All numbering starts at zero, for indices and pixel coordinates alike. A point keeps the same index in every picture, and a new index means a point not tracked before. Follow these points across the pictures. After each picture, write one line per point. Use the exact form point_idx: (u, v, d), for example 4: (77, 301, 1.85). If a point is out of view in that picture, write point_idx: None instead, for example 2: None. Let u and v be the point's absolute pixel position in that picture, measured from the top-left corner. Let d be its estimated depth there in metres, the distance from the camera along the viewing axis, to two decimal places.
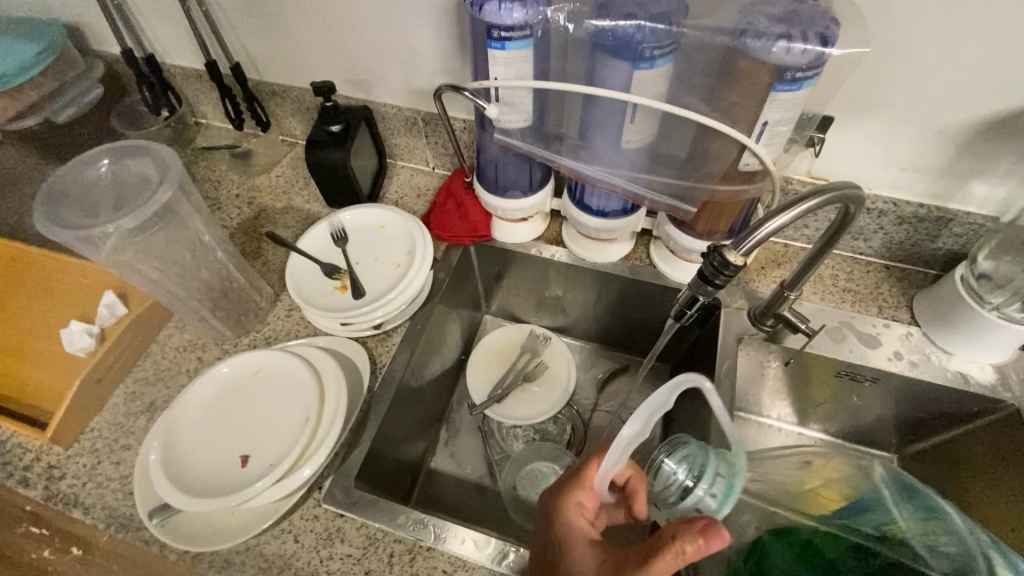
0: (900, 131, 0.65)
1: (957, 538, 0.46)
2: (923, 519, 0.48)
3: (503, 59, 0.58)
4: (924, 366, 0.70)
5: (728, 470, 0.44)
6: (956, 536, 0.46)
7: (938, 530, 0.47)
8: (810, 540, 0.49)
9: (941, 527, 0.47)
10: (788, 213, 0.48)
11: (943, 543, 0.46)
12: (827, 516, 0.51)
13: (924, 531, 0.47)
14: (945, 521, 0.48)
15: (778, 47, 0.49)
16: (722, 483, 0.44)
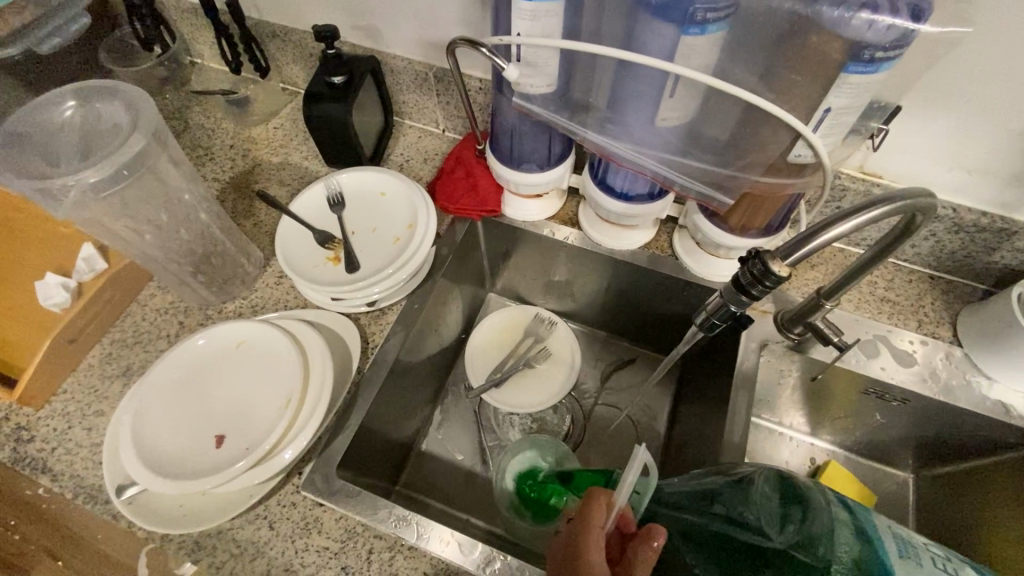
0: (976, 129, 0.57)
1: (816, 511, 0.42)
2: (790, 492, 0.44)
3: (528, 12, 0.50)
4: (962, 392, 0.64)
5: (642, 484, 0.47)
6: (815, 507, 0.42)
7: (800, 501, 0.43)
8: (686, 512, 0.46)
9: (807, 501, 0.43)
10: (851, 219, 0.42)
11: (802, 510, 0.42)
12: (707, 487, 0.48)
13: (786, 500, 0.44)
14: (813, 496, 0.44)
15: (859, 18, 0.41)
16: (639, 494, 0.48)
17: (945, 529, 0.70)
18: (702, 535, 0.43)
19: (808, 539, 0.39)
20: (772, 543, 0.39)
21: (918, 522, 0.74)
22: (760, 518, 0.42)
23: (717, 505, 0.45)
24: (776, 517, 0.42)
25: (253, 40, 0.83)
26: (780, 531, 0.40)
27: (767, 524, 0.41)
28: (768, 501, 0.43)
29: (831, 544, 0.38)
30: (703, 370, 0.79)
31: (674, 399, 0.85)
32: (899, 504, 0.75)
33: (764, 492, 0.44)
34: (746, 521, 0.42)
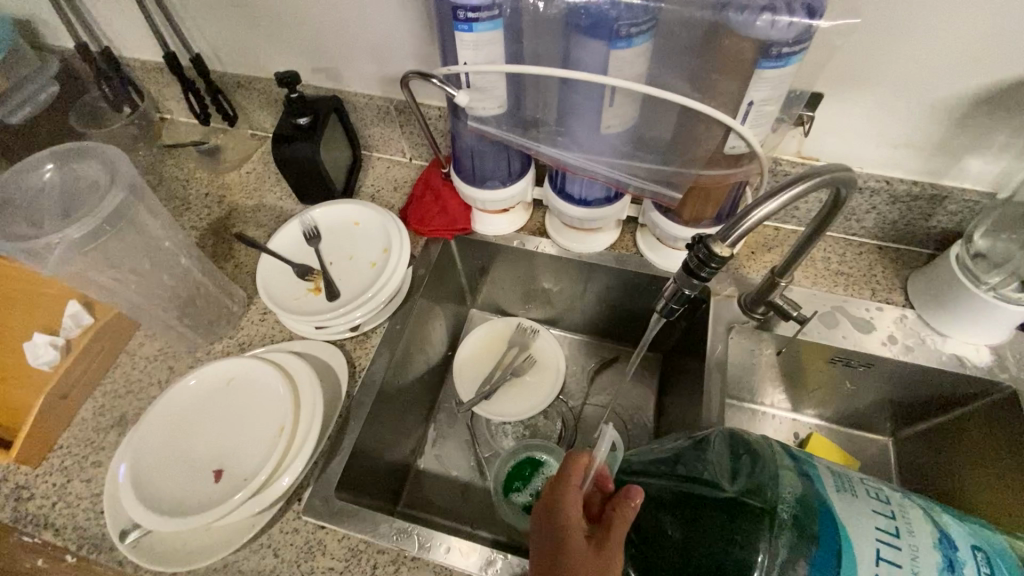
0: (893, 107, 0.62)
1: (762, 457, 0.45)
2: (742, 444, 0.47)
3: (471, 42, 0.54)
4: (919, 350, 0.68)
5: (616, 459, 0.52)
6: (762, 455, 0.46)
7: (750, 451, 0.46)
8: (652, 476, 0.49)
9: (756, 453, 0.46)
10: (774, 198, 0.46)
11: (751, 460, 0.45)
12: (673, 452, 0.51)
13: (738, 451, 0.47)
14: (762, 445, 0.47)
15: (762, 21, 0.46)
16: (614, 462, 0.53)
17: (927, 485, 0.73)
18: (665, 496, 0.45)
19: (757, 486, 0.43)
20: (724, 496, 0.42)
21: (903, 484, 0.77)
22: (713, 473, 0.45)
23: (681, 467, 0.47)
24: (728, 469, 0.45)
25: (219, 91, 0.87)
26: (732, 481, 0.44)
27: (720, 478, 0.44)
28: (722, 457, 0.47)
29: (777, 486, 0.42)
30: (682, 359, 0.83)
31: (659, 391, 0.88)
32: (883, 467, 0.79)
33: (717, 451, 0.47)
34: (703, 479, 0.45)
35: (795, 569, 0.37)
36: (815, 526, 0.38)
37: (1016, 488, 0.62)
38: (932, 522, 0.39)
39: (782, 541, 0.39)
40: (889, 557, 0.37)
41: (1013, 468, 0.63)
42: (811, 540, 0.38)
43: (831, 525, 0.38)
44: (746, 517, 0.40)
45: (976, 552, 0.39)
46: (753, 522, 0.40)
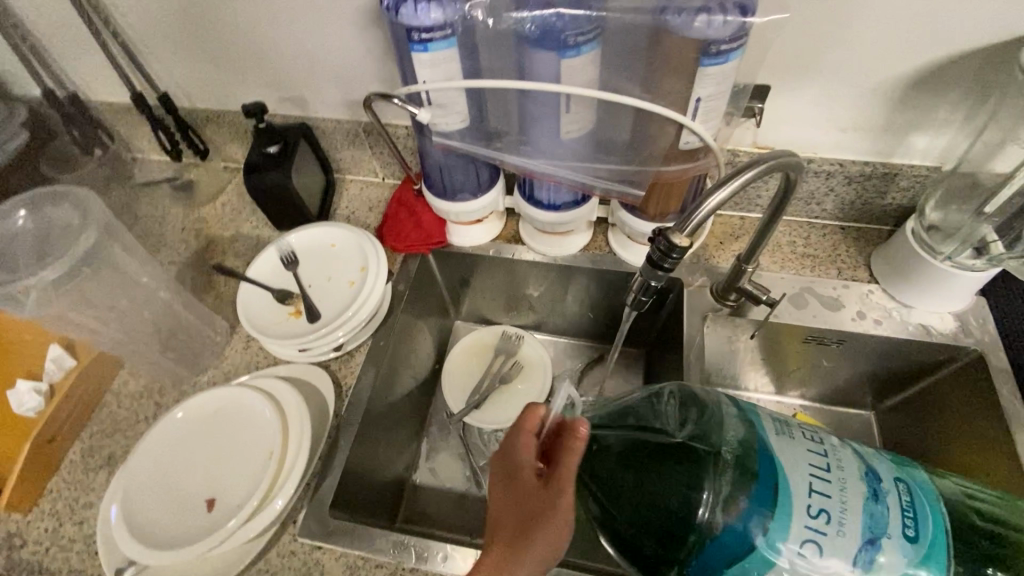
0: (837, 93, 0.65)
1: (709, 406, 0.47)
2: (691, 395, 0.49)
3: (428, 61, 0.55)
4: (887, 322, 0.71)
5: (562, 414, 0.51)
6: (709, 405, 0.47)
7: (698, 403, 0.48)
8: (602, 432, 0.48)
9: (704, 402, 0.47)
10: (725, 189, 0.48)
11: (699, 409, 0.47)
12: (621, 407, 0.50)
13: (687, 402, 0.48)
14: (711, 395, 0.48)
15: (699, 21, 0.49)
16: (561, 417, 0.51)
17: (912, 453, 0.75)
18: (616, 449, 0.46)
19: (704, 432, 0.44)
20: (674, 441, 0.44)
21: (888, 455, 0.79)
22: (664, 421, 0.47)
23: (630, 418, 0.48)
24: (677, 418, 0.47)
25: (188, 127, 0.88)
26: (681, 428, 0.45)
27: (670, 426, 0.46)
28: (672, 409, 0.48)
29: (722, 431, 0.43)
30: (664, 352, 0.84)
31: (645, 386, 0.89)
32: (869, 441, 0.81)
33: (668, 402, 0.49)
34: (652, 427, 0.46)
35: (735, 505, 0.39)
36: (754, 464, 0.40)
37: (992, 446, 0.64)
38: (860, 459, 0.42)
39: (725, 480, 0.40)
40: (822, 490, 0.39)
41: (986, 428, 0.66)
42: (751, 478, 0.40)
43: (770, 464, 0.40)
44: (694, 461, 0.42)
45: (898, 483, 0.41)
46: (700, 464, 0.42)
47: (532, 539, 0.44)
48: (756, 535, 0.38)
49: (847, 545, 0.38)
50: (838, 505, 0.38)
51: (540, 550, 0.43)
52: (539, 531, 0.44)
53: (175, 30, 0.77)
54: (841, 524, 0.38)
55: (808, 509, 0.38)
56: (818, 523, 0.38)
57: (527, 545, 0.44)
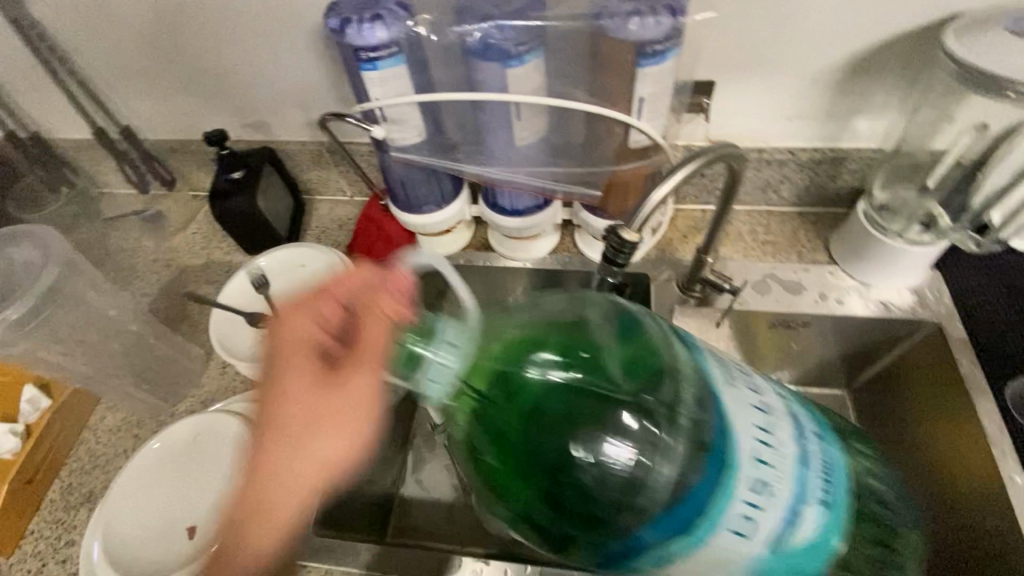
0: (779, 84, 0.67)
1: (654, 345, 0.43)
2: (628, 324, 0.44)
3: (377, 80, 0.57)
4: (848, 302, 0.73)
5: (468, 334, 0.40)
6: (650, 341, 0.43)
7: (636, 335, 0.44)
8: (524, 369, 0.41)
9: (646, 338, 0.43)
10: (669, 181, 0.49)
11: (647, 350, 0.43)
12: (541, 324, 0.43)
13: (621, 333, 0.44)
14: (652, 330, 0.44)
15: (632, 24, 0.51)
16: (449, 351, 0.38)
17: (886, 428, 0.77)
18: (551, 404, 0.41)
19: (653, 380, 0.41)
20: (620, 393, 0.41)
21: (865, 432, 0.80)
22: (607, 364, 0.42)
23: (558, 347, 0.42)
24: (622, 361, 0.42)
25: (153, 159, 0.89)
26: (625, 376, 0.42)
27: (614, 371, 0.42)
28: (612, 346, 0.43)
29: (676, 386, 0.41)
30: None
31: None
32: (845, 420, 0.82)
33: (606, 331, 0.44)
34: (592, 371, 0.41)
35: (688, 477, 0.38)
36: (711, 434, 0.38)
37: (955, 413, 0.67)
38: (791, 414, 0.42)
39: (674, 448, 0.39)
40: (767, 455, 0.38)
41: (949, 396, 0.68)
42: (703, 447, 0.38)
43: (722, 427, 0.38)
44: (643, 418, 0.41)
45: (817, 437, 0.43)
46: (649, 432, 0.40)
47: (343, 398, 0.48)
48: (701, 507, 0.37)
49: (779, 512, 0.37)
50: (778, 472, 0.37)
51: (352, 406, 0.48)
52: (360, 388, 0.48)
53: (134, 65, 0.79)
54: (778, 491, 0.37)
55: (753, 480, 0.37)
56: (759, 494, 0.37)
57: (342, 406, 0.48)
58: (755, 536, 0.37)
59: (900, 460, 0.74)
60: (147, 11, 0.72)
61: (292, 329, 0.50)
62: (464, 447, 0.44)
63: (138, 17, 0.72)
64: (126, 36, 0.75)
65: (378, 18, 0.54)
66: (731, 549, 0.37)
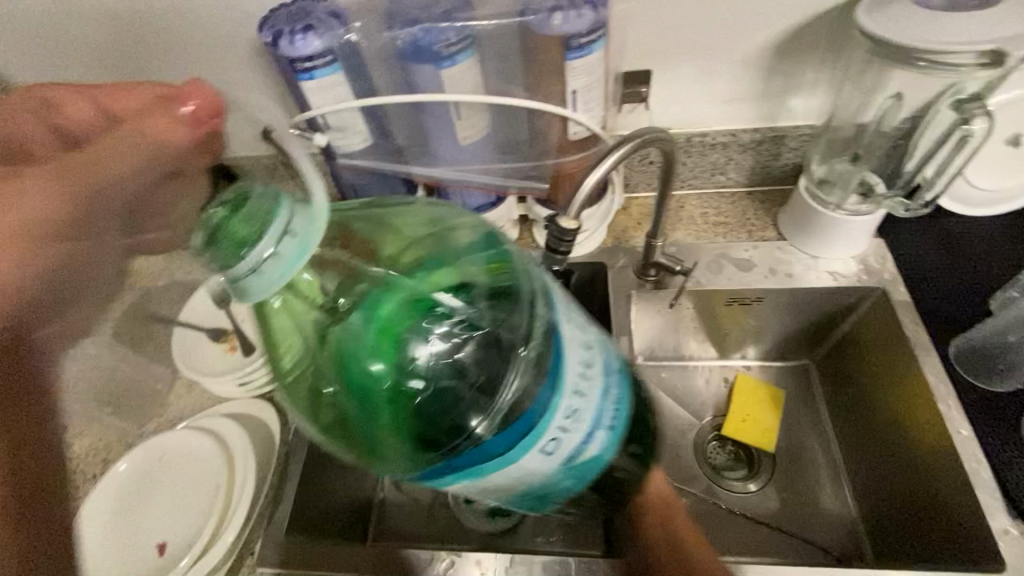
0: (712, 68, 0.70)
1: (518, 277, 0.40)
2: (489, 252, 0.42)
3: (315, 89, 0.58)
4: (797, 274, 0.75)
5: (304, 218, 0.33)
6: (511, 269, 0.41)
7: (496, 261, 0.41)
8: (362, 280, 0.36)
9: (511, 271, 0.41)
10: (599, 168, 0.51)
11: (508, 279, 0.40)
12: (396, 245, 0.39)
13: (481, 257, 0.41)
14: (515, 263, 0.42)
15: (555, 20, 0.53)
16: (290, 249, 0.31)
17: (846, 394, 0.79)
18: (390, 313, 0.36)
19: (503, 307, 0.38)
20: (463, 311, 0.38)
21: (829, 399, 0.82)
22: (464, 283, 0.38)
23: (416, 261, 0.38)
24: (482, 286, 0.39)
25: None
26: (476, 299, 0.38)
27: (469, 291, 0.38)
28: (476, 274, 0.39)
29: (531, 317, 0.37)
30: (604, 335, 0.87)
31: None
32: (807, 390, 0.84)
33: (472, 255, 0.40)
34: (445, 285, 0.38)
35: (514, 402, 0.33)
36: (549, 361, 0.33)
37: (902, 374, 0.69)
38: (620, 360, 0.39)
39: (511, 370, 0.35)
40: (593, 382, 0.34)
41: (893, 358, 0.71)
42: (539, 372, 0.33)
43: (561, 350, 0.34)
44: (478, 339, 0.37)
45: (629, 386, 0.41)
46: (488, 355, 0.37)
47: (92, 168, 0.62)
48: (511, 429, 0.32)
49: (581, 441, 0.34)
50: (594, 406, 0.34)
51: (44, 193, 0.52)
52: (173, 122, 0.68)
53: None
54: (589, 418, 0.34)
55: (570, 405, 0.33)
56: (571, 419, 0.33)
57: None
58: (557, 457, 0.33)
59: (862, 423, 0.76)
60: (87, 37, 0.72)
61: (61, 115, 0.65)
62: (276, 345, 0.38)
63: (78, 43, 0.73)
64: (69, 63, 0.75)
65: (310, 28, 0.55)
66: (526, 472, 0.34)
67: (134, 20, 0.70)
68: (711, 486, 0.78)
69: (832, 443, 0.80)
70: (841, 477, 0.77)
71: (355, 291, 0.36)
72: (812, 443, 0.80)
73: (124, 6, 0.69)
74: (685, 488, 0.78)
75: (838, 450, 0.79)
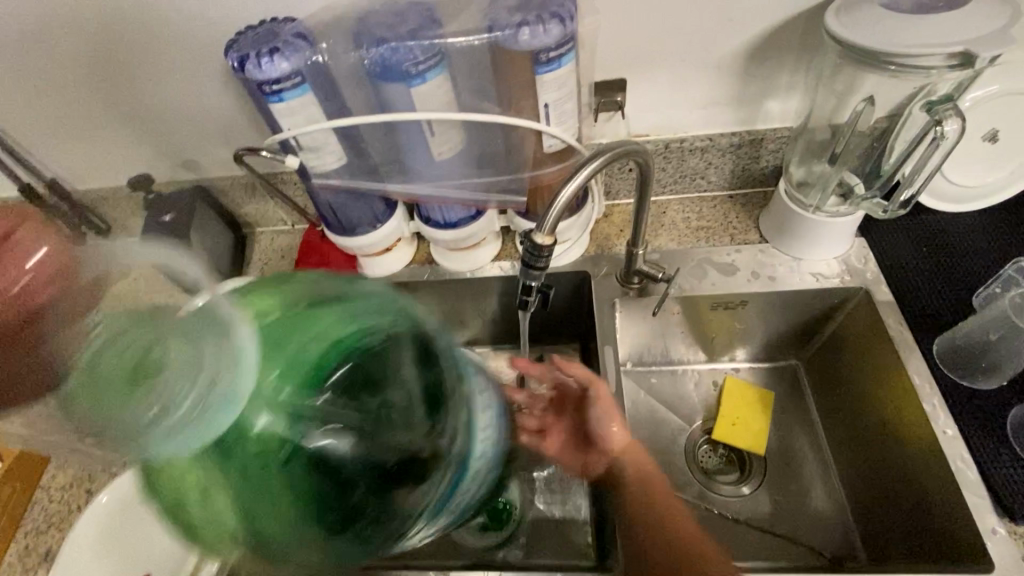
0: (687, 75, 0.69)
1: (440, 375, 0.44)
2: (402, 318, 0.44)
3: (286, 111, 0.57)
4: (781, 277, 0.75)
5: (258, 358, 0.35)
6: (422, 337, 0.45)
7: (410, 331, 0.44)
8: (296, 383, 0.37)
9: (437, 366, 0.44)
10: (573, 181, 0.50)
11: (433, 380, 0.43)
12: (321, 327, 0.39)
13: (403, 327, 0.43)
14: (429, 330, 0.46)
15: (523, 35, 0.52)
16: (239, 399, 0.34)
17: (834, 395, 0.79)
18: (322, 431, 0.38)
19: (431, 407, 0.43)
20: (392, 416, 0.41)
21: (817, 399, 0.82)
22: (391, 389, 0.42)
23: (344, 373, 0.40)
24: (411, 388, 0.42)
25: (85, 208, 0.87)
26: (403, 402, 0.42)
27: (396, 398, 0.42)
28: (401, 354, 0.43)
29: (455, 421, 0.43)
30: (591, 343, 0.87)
31: None
32: (795, 390, 0.84)
33: (399, 358, 0.42)
34: (374, 397, 0.41)
35: (423, 498, 0.41)
36: (461, 464, 0.42)
37: (887, 372, 0.69)
38: (505, 426, 0.49)
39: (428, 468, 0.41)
40: (484, 462, 0.45)
41: (878, 358, 0.71)
42: (451, 475, 0.42)
43: (467, 454, 0.43)
44: (399, 441, 0.41)
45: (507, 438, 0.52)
46: (410, 454, 0.41)
47: None
48: (419, 517, 0.41)
49: (464, 505, 0.45)
50: (478, 481, 0.45)
51: None
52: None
53: (50, 118, 0.78)
54: (472, 489, 0.45)
55: (464, 490, 0.43)
56: (461, 496, 0.44)
57: None
58: (449, 515, 0.44)
59: (850, 424, 0.76)
60: (54, 64, 0.71)
61: None
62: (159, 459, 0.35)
63: (40, 68, 0.72)
64: (37, 92, 0.74)
65: (276, 50, 0.54)
66: (423, 531, 0.44)
67: (101, 45, 0.69)
68: (703, 491, 0.78)
69: (823, 443, 0.79)
70: (833, 478, 0.77)
71: (292, 400, 0.37)
72: (803, 445, 0.80)
73: (89, 32, 0.68)
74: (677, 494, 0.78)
75: (829, 451, 0.79)
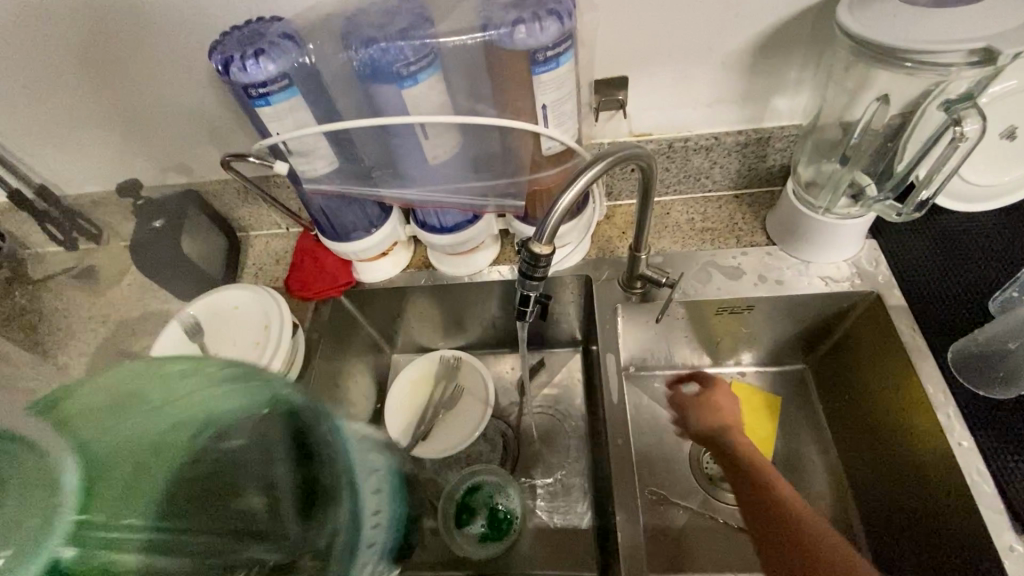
0: (691, 72, 0.67)
1: (327, 467, 0.35)
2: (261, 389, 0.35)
3: (273, 115, 0.55)
4: (788, 280, 0.72)
5: (93, 489, 0.26)
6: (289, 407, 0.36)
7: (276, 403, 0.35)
8: (136, 508, 0.26)
9: (319, 460, 0.35)
10: (572, 189, 0.48)
11: (312, 479, 0.34)
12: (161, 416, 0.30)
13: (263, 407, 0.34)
14: (300, 407, 0.36)
15: (519, 34, 0.50)
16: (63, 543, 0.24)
17: (843, 401, 0.77)
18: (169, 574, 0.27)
19: (303, 524, 0.32)
20: (252, 545, 0.30)
21: (825, 405, 0.80)
22: (254, 500, 0.30)
23: (189, 490, 0.28)
24: (280, 494, 0.32)
25: (76, 213, 0.85)
26: (272, 522, 0.31)
27: (263, 515, 0.31)
28: (270, 450, 0.32)
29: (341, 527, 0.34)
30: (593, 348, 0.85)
31: (586, 382, 0.89)
32: (803, 395, 0.82)
33: (270, 454, 0.32)
34: (229, 522, 0.29)
35: None
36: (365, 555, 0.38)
37: (898, 378, 0.67)
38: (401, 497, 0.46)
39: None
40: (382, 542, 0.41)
41: (889, 364, 0.68)
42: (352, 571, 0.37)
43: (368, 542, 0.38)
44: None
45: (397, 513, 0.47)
46: None
47: None
48: None
49: None
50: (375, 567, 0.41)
51: None
52: None
53: (36, 122, 0.76)
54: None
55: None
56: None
57: None
58: None
59: (859, 431, 0.74)
60: (38, 67, 0.69)
61: None
62: None
63: (21, 72, 0.69)
64: (21, 95, 0.72)
65: (262, 52, 0.51)
66: None
67: (84, 48, 0.67)
68: (707, 499, 0.76)
69: (831, 451, 0.77)
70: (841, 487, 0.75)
71: (132, 525, 0.26)
72: (811, 452, 0.77)
73: (70, 34, 0.66)
74: (680, 502, 0.76)
75: (838, 460, 0.76)
